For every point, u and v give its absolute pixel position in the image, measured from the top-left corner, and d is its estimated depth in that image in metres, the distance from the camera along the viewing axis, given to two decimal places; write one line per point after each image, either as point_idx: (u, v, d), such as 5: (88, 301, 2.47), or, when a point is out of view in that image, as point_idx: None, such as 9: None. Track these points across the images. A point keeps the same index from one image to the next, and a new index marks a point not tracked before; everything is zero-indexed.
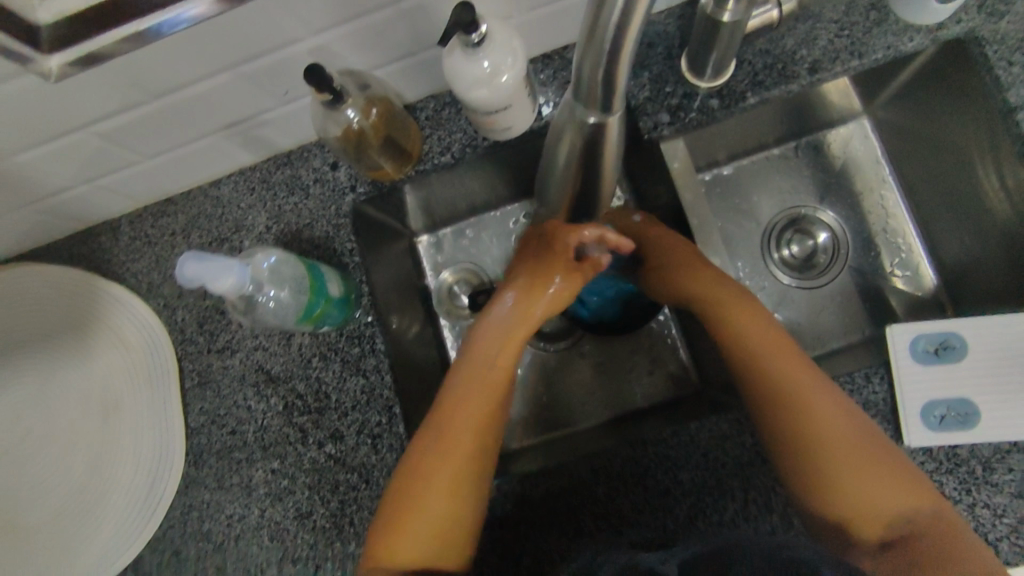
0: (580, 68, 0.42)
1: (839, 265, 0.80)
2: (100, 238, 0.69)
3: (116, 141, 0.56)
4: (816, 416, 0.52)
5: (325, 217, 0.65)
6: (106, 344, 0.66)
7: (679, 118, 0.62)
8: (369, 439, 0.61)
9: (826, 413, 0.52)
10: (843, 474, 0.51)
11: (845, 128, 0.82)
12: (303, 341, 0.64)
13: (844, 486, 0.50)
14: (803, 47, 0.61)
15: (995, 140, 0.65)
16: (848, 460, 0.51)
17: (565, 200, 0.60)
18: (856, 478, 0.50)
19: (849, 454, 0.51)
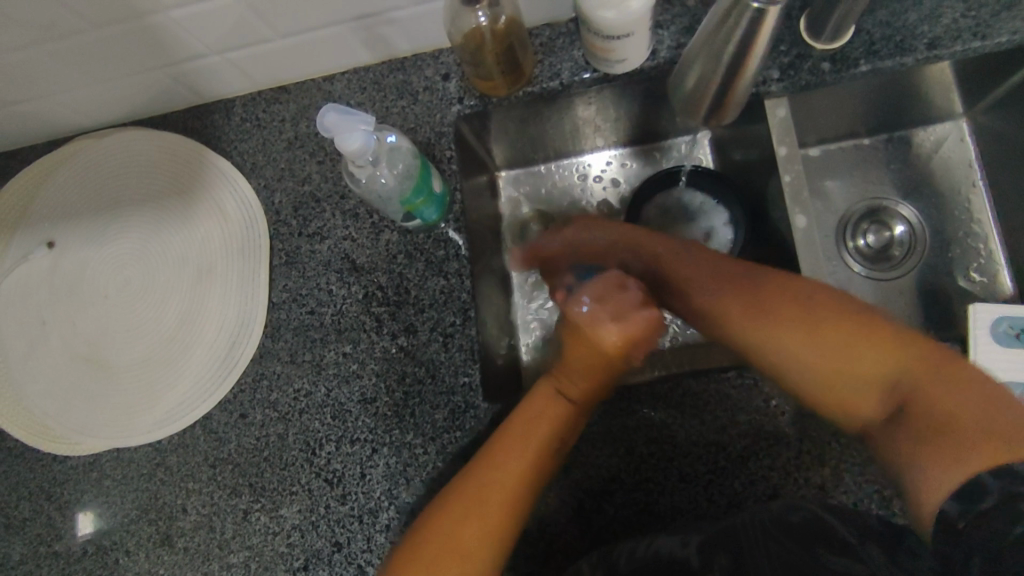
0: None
1: (913, 260, 0.80)
2: (213, 115, 0.73)
3: (259, 12, 0.60)
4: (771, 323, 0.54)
5: (430, 124, 0.68)
6: (207, 212, 0.70)
7: (788, 76, 0.63)
8: (442, 337, 0.64)
9: (777, 316, 0.54)
10: (815, 350, 0.52)
11: (940, 127, 0.80)
12: (392, 238, 0.67)
13: (831, 369, 0.52)
14: (925, 23, 0.62)
15: None
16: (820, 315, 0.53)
17: (697, 101, 0.59)
18: (834, 327, 0.52)
19: (813, 325, 0.53)
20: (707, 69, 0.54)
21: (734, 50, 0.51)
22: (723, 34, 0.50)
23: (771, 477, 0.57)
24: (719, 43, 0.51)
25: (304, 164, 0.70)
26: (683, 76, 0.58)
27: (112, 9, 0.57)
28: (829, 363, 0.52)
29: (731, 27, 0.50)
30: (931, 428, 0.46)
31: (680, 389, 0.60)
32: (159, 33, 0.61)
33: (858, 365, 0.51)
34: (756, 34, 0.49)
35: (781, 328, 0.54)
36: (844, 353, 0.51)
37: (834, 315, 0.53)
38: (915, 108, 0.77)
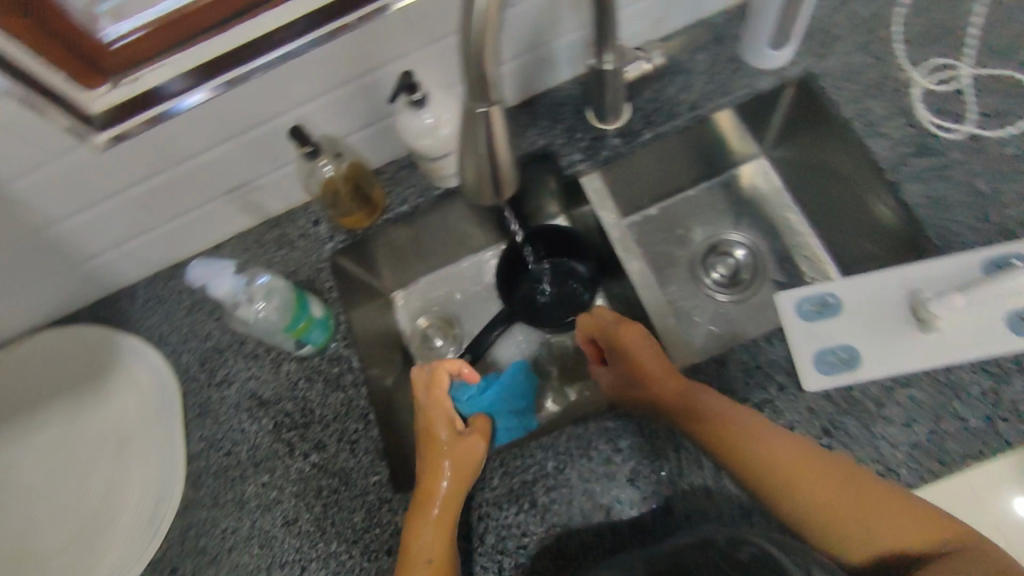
0: (460, 64, 0.44)
1: (760, 279, 0.91)
2: (120, 302, 0.81)
3: (142, 205, 0.71)
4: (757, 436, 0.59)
5: (309, 264, 0.78)
6: (122, 389, 0.76)
7: (591, 155, 0.77)
8: (349, 444, 0.69)
9: (797, 463, 0.56)
10: (807, 495, 0.56)
11: (748, 166, 0.95)
12: (290, 367, 0.74)
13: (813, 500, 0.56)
14: (682, 93, 0.78)
15: (864, 171, 0.73)
16: (826, 471, 0.56)
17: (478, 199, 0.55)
18: (820, 471, 0.56)
19: (812, 476, 0.56)
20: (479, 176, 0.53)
21: (487, 153, 0.50)
22: (472, 142, 0.49)
23: (662, 493, 0.61)
24: (471, 145, 0.49)
25: (204, 323, 0.78)
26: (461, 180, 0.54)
27: (15, 231, 0.67)
28: (805, 484, 0.56)
29: (474, 133, 0.48)
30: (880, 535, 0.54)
31: (563, 435, 0.65)
32: (59, 241, 0.71)
33: (849, 504, 0.55)
34: (495, 132, 0.48)
35: (797, 467, 0.56)
36: (833, 488, 0.56)
37: (831, 470, 0.56)
38: (717, 159, 0.93)
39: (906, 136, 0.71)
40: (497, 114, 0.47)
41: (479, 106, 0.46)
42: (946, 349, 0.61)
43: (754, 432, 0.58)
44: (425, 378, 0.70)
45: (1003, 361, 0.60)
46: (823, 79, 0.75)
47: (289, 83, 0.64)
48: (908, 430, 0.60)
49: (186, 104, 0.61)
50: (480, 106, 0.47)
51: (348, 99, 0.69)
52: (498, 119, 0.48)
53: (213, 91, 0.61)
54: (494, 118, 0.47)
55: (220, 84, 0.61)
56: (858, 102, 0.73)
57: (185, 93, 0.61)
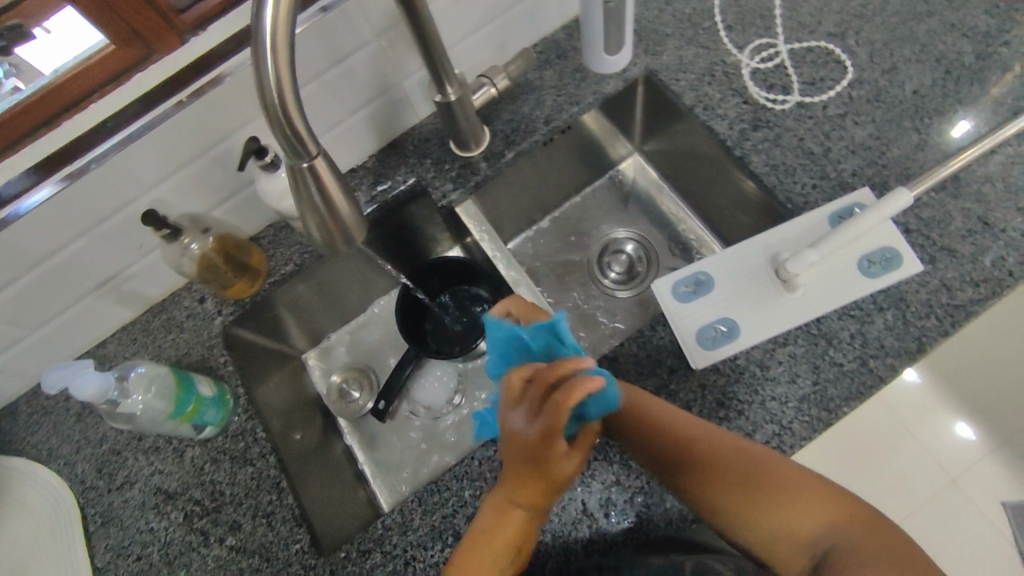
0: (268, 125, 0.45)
1: (652, 268, 0.95)
2: (2, 423, 0.77)
3: (4, 317, 0.68)
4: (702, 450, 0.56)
5: (200, 342, 0.76)
6: (15, 514, 0.71)
7: (462, 182, 0.80)
8: (264, 518, 0.67)
9: (737, 465, 0.55)
10: (744, 488, 0.54)
11: (624, 164, 0.99)
12: (194, 452, 0.71)
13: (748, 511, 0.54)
14: (537, 110, 0.82)
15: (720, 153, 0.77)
16: (756, 456, 0.55)
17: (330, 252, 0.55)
18: (744, 459, 0.55)
19: (741, 459, 0.55)
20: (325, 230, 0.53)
21: (325, 206, 0.51)
22: (305, 197, 0.50)
23: (578, 497, 0.61)
24: (306, 200, 0.50)
25: (97, 426, 0.74)
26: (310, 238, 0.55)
27: None
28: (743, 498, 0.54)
29: (305, 188, 0.49)
30: (813, 526, 0.52)
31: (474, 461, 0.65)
32: None
33: (779, 496, 0.53)
34: (325, 182, 0.49)
35: (727, 450, 0.56)
36: (764, 476, 0.54)
37: (760, 455, 0.55)
38: (593, 164, 0.97)
39: (741, 114, 0.77)
40: (321, 165, 0.48)
41: (301, 162, 0.47)
42: (812, 303, 0.64)
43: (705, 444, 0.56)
44: (517, 390, 0.47)
45: (863, 302, 0.64)
46: (661, 74, 0.81)
47: (133, 167, 0.63)
48: (793, 384, 0.62)
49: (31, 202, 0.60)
50: (303, 161, 0.48)
51: (204, 171, 0.69)
52: (325, 170, 0.49)
53: (52, 190, 0.60)
54: (320, 170, 0.48)
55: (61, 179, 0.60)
56: (691, 91, 0.79)
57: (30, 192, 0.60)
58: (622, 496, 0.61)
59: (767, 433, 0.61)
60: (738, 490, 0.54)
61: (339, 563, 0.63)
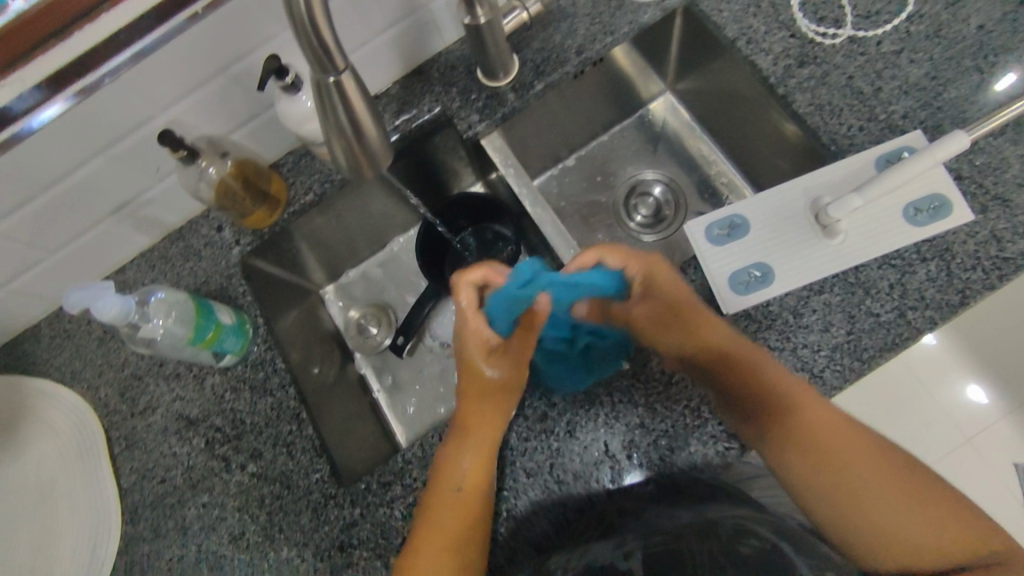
0: (293, 33, 0.42)
1: (681, 213, 0.92)
2: (25, 346, 0.77)
3: (22, 238, 0.67)
4: (822, 435, 0.56)
5: (218, 271, 0.75)
6: (41, 434, 0.72)
7: (488, 114, 0.76)
8: (285, 448, 0.67)
9: (854, 458, 0.56)
10: (855, 475, 0.55)
11: (656, 103, 0.95)
12: (214, 380, 0.71)
13: (857, 510, 0.54)
14: (569, 38, 0.77)
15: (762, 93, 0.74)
16: (871, 446, 0.56)
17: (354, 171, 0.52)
18: (858, 446, 0.56)
19: (864, 450, 0.56)
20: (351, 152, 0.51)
21: (351, 126, 0.48)
22: (331, 116, 0.48)
23: (600, 438, 0.61)
24: (331, 118, 0.47)
25: (119, 351, 0.75)
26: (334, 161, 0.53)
27: None
28: (862, 483, 0.55)
29: (330, 105, 0.47)
30: (925, 533, 0.53)
31: None
32: None
33: (892, 493, 0.54)
34: (352, 99, 0.47)
35: (839, 436, 0.56)
36: (875, 469, 0.55)
37: (878, 448, 0.56)
38: (623, 102, 0.92)
39: (787, 49, 0.72)
40: (348, 80, 0.45)
41: (327, 76, 0.45)
42: (852, 251, 0.62)
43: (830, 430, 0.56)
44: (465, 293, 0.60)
45: (906, 251, 0.62)
46: (703, 3, 0.76)
47: (148, 83, 0.60)
48: (826, 332, 0.61)
49: (41, 119, 0.57)
50: (329, 76, 0.45)
51: (221, 92, 0.66)
52: (352, 86, 0.46)
53: (64, 105, 0.57)
54: (347, 86, 0.46)
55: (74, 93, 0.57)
56: (733, 23, 0.74)
57: (40, 107, 0.57)
58: (644, 440, 0.60)
59: None
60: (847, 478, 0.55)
61: (360, 494, 0.64)
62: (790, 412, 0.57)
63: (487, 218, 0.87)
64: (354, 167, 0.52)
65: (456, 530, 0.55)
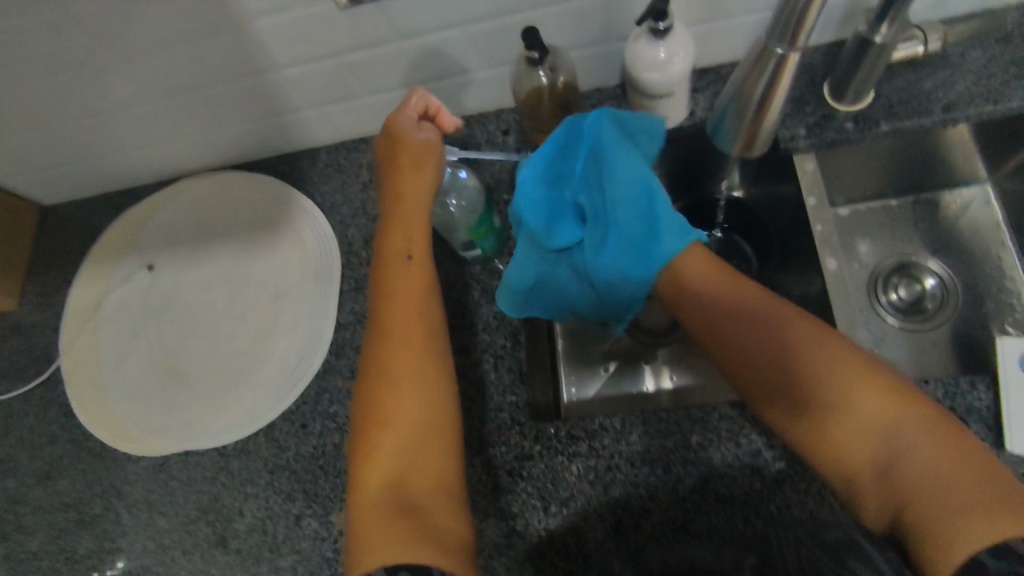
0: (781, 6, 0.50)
1: (946, 313, 0.81)
2: (302, 161, 0.84)
3: (354, 73, 0.71)
4: (817, 371, 0.48)
5: (489, 172, 0.77)
6: (290, 243, 0.79)
7: (815, 134, 0.70)
8: (492, 358, 0.69)
9: (833, 400, 0.47)
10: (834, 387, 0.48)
11: (966, 190, 0.85)
12: (450, 269, 0.74)
13: (820, 446, 0.48)
14: (939, 89, 0.68)
15: None
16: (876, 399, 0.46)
17: None
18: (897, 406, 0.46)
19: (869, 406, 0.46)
20: None
21: None
22: (749, 86, 0.59)
23: (805, 501, 0.58)
24: (751, 84, 0.58)
25: (377, 204, 0.79)
26: (725, 113, 0.64)
27: (239, 67, 0.69)
28: (828, 432, 0.47)
29: (760, 73, 0.57)
30: (944, 514, 0.41)
31: (716, 413, 0.62)
32: (271, 88, 0.73)
33: (960, 484, 0.42)
34: (782, 69, 0.55)
35: (843, 380, 0.47)
36: (916, 435, 0.44)
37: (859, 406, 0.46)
38: (937, 172, 0.83)
39: None
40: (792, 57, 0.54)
41: (779, 46, 0.54)
42: None
43: (788, 366, 0.50)
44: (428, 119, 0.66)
45: None
46: None
47: None
48: None
49: None
50: (779, 48, 0.54)
51: (585, 11, 0.65)
52: (790, 63, 0.55)
53: None
54: (786, 61, 0.55)
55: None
56: None
57: None
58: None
59: None
60: (845, 397, 0.47)
61: (546, 436, 0.64)
62: (795, 344, 0.50)
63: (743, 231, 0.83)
64: (736, 136, 0.64)
65: (404, 414, 0.54)
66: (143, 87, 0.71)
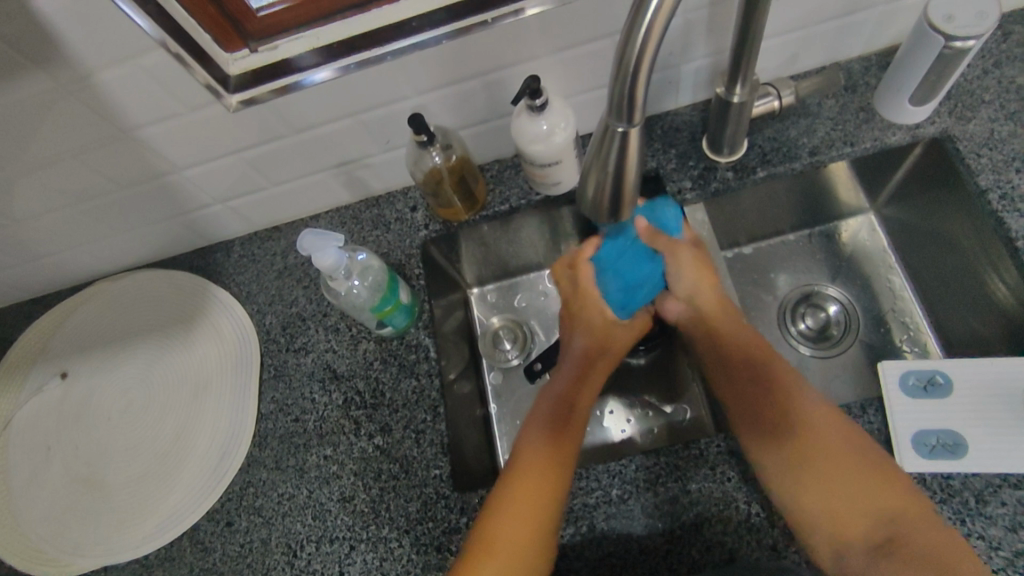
0: (609, 78, 0.43)
1: (850, 337, 0.86)
2: (218, 254, 0.85)
3: (256, 168, 0.73)
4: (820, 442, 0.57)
5: (400, 248, 0.78)
6: (208, 336, 0.79)
7: (699, 185, 0.74)
8: (414, 433, 0.69)
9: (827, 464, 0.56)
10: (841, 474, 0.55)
11: (853, 221, 0.91)
12: (368, 347, 0.75)
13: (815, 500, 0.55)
14: (804, 136, 0.74)
15: (988, 250, 0.70)
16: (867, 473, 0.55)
17: (594, 202, 0.53)
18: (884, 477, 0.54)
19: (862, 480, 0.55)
20: (604, 190, 0.51)
21: (614, 173, 0.49)
22: (602, 158, 0.49)
23: (726, 544, 0.59)
24: (601, 161, 0.49)
25: (292, 289, 0.80)
26: (580, 196, 0.54)
27: (139, 173, 0.70)
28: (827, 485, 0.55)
29: (607, 151, 0.48)
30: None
31: (632, 464, 0.64)
32: (175, 189, 0.74)
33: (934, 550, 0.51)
34: (628, 154, 0.48)
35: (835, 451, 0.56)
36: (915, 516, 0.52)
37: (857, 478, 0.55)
38: (825, 206, 0.88)
39: None
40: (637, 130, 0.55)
41: (618, 124, 0.46)
42: None
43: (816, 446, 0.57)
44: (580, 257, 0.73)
45: None
46: (960, 142, 0.70)
47: (417, 69, 0.64)
48: (1014, 532, 0.53)
49: (312, 79, 0.63)
50: (619, 124, 0.46)
51: (468, 93, 0.69)
52: (635, 139, 0.47)
53: (323, 77, 0.63)
54: (630, 139, 0.47)
55: (348, 64, 0.63)
56: (991, 173, 0.67)
57: (310, 68, 0.63)
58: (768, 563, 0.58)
59: None
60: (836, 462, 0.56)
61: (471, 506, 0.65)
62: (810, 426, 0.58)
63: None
64: (597, 207, 0.53)
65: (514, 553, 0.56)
66: (43, 200, 0.71)
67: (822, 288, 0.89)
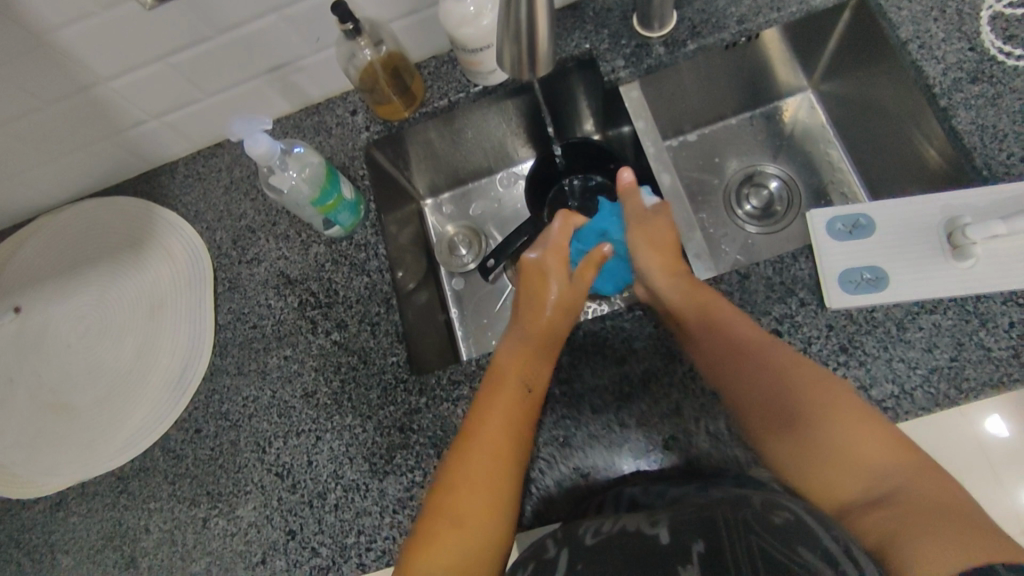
0: None
1: (794, 212, 0.88)
2: (161, 177, 0.84)
3: (185, 76, 0.72)
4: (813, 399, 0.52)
5: (344, 151, 0.79)
6: (158, 256, 0.79)
7: (632, 63, 0.75)
8: (370, 325, 0.71)
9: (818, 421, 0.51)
10: (822, 447, 0.51)
11: (793, 99, 0.92)
12: (319, 250, 0.75)
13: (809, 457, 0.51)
14: (732, 6, 0.75)
15: (912, 106, 0.72)
16: (863, 479, 0.49)
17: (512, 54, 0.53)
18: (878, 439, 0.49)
19: (859, 484, 0.49)
20: (520, 44, 0.52)
21: (526, 23, 0.49)
22: (511, 6, 0.48)
23: (671, 393, 0.62)
24: (512, 11, 0.48)
25: (240, 203, 0.80)
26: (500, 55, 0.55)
27: (63, 87, 0.68)
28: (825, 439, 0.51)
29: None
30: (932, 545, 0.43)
31: (580, 331, 0.66)
32: (105, 105, 0.73)
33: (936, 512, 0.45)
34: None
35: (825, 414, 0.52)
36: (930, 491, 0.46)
37: (858, 463, 0.49)
38: (764, 86, 0.89)
39: (962, 61, 0.66)
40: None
41: None
42: (978, 277, 0.58)
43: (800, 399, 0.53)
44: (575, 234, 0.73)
45: None
46: None
47: None
48: (928, 352, 0.58)
49: None
50: None
51: None
52: None
53: None
54: None
55: None
56: (911, 24, 0.69)
57: None
58: (716, 463, 0.60)
59: (884, 392, 0.57)
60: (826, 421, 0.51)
61: (429, 386, 0.67)
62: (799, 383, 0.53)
63: (599, 166, 0.88)
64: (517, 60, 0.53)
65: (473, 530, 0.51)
66: None
67: (762, 166, 0.92)
